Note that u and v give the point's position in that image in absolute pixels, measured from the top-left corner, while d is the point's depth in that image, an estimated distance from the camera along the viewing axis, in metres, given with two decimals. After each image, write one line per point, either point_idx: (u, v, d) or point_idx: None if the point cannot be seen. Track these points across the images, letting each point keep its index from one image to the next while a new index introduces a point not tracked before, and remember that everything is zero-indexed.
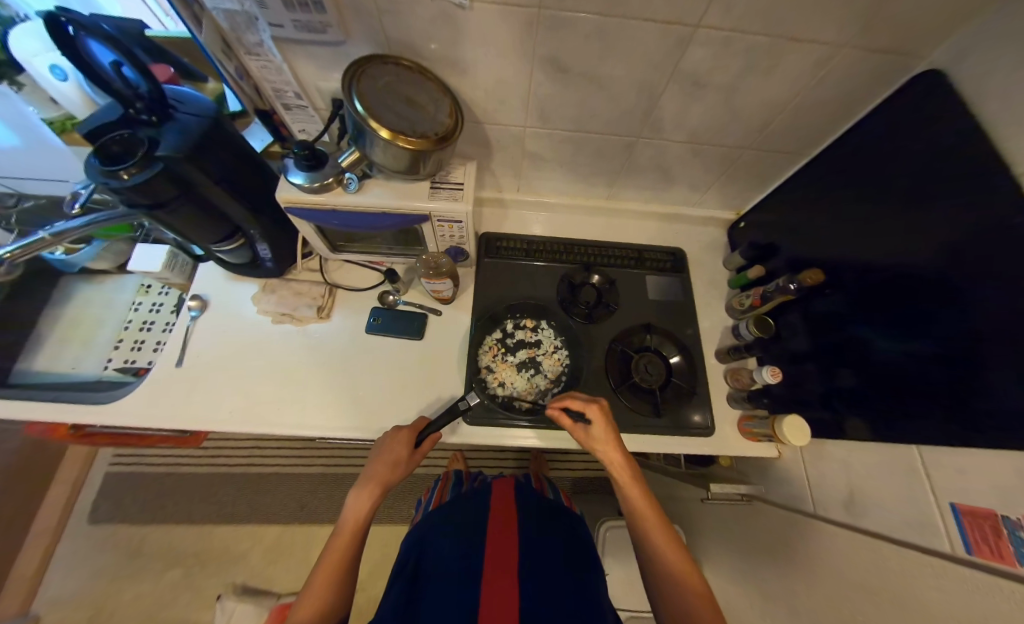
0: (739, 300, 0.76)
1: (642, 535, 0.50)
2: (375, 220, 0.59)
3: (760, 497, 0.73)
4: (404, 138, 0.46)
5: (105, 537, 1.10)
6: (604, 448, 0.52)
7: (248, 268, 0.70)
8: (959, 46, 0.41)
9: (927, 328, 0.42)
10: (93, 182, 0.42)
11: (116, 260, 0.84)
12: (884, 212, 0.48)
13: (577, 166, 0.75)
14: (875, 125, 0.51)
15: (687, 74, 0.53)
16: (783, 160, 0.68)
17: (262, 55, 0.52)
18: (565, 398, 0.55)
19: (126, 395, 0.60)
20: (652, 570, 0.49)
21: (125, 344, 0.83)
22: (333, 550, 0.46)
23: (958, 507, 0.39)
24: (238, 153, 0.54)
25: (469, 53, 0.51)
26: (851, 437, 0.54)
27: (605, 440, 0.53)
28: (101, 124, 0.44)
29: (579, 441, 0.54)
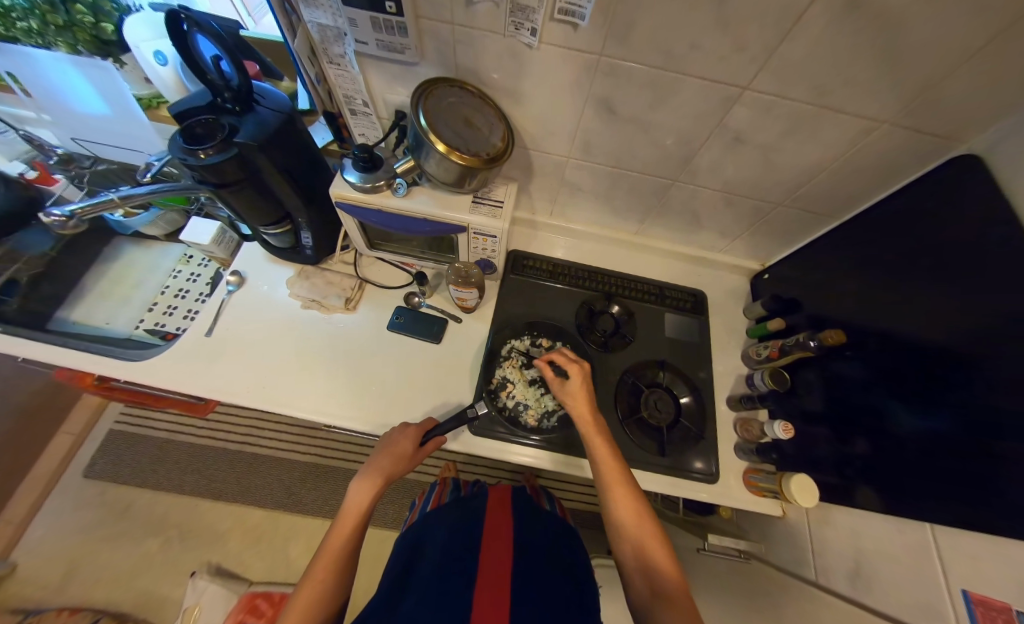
0: (756, 349, 0.76)
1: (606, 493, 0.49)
2: (415, 224, 0.62)
3: (760, 556, 0.70)
4: (458, 154, 0.50)
5: (94, 493, 1.11)
6: (578, 403, 0.55)
7: (288, 252, 0.73)
8: (996, 136, 0.43)
9: (949, 404, 0.42)
10: (173, 156, 0.46)
11: (166, 228, 0.90)
12: (912, 283, 0.49)
13: (611, 200, 0.78)
14: (908, 199, 0.53)
15: (729, 130, 0.56)
16: (814, 220, 0.70)
17: (342, 66, 0.57)
18: (552, 352, 0.59)
19: (155, 356, 0.63)
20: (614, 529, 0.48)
21: (158, 308, 0.88)
22: (334, 541, 0.46)
23: (970, 596, 0.37)
24: (303, 148, 0.58)
25: (528, 86, 0.56)
26: (862, 506, 0.52)
27: (579, 395, 0.56)
28: (192, 107, 0.49)
29: (556, 396, 0.57)
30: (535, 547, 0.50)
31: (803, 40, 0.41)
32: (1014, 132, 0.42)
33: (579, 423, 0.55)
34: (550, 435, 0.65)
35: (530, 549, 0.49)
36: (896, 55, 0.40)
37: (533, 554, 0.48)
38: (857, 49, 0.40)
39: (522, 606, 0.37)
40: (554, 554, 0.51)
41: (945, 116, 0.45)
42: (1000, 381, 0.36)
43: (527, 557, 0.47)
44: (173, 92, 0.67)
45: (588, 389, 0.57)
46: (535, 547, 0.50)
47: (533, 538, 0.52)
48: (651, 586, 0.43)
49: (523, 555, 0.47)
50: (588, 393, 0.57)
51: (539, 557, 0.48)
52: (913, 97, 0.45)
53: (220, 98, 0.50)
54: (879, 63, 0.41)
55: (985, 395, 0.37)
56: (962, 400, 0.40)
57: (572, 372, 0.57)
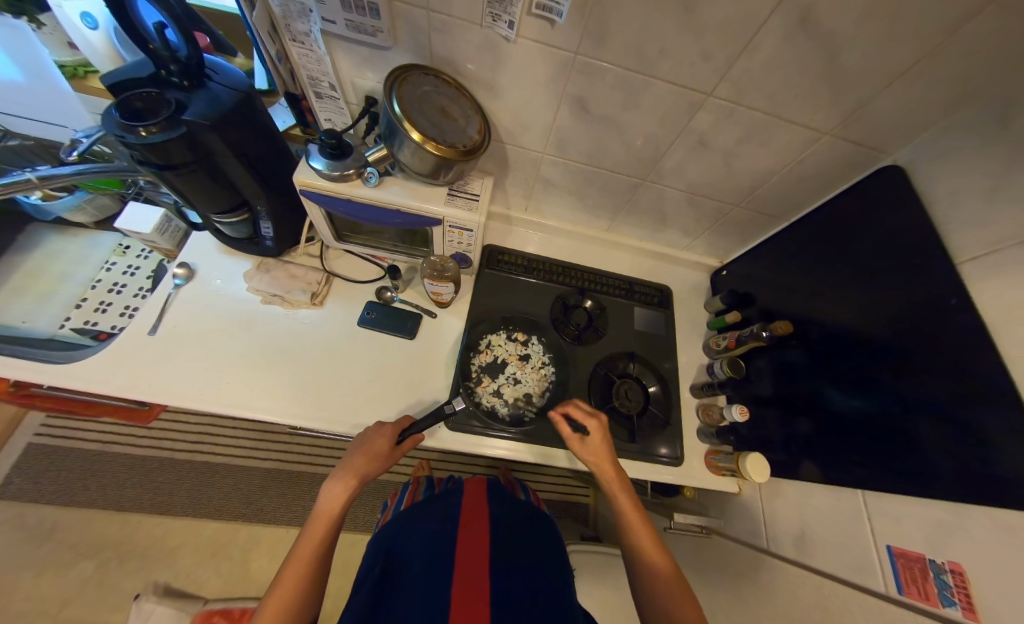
0: (716, 340, 0.81)
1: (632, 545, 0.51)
2: (387, 216, 0.60)
3: (718, 531, 0.76)
4: (433, 144, 0.49)
5: (11, 517, 0.97)
6: (597, 458, 0.56)
7: (245, 243, 0.68)
8: (915, 151, 0.50)
9: (876, 384, 0.48)
10: (106, 132, 0.41)
11: (95, 214, 0.81)
12: (849, 278, 0.55)
13: (583, 197, 0.80)
14: (844, 202, 0.60)
15: (695, 134, 0.59)
16: (766, 221, 0.76)
17: (306, 45, 0.54)
18: (566, 407, 0.59)
19: (86, 358, 0.56)
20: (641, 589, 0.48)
21: (88, 304, 0.78)
22: (305, 547, 0.44)
23: (893, 550, 0.43)
24: (262, 131, 0.54)
25: (505, 80, 0.56)
26: (805, 478, 0.58)
27: (599, 451, 0.56)
28: (131, 77, 0.44)
29: (577, 453, 0.57)
30: (512, 537, 0.50)
31: (762, 53, 0.44)
32: (929, 148, 0.48)
33: (600, 476, 0.56)
34: (527, 428, 0.66)
35: (508, 541, 0.49)
36: (837, 73, 0.45)
37: (512, 545, 0.49)
38: (805, 66, 0.45)
39: (502, 603, 0.37)
40: (530, 543, 0.51)
41: (876, 129, 0.51)
42: (924, 364, 0.42)
43: (504, 549, 0.47)
44: (106, 61, 0.61)
45: (607, 442, 0.57)
46: (512, 538, 0.50)
47: (508, 529, 0.52)
48: None
49: (501, 546, 0.47)
50: (608, 449, 0.57)
51: (516, 548, 0.48)
52: (849, 112, 0.50)
53: (164, 69, 0.45)
54: (823, 79, 0.46)
55: (913, 377, 0.43)
56: (888, 380, 0.46)
57: (591, 428, 0.57)
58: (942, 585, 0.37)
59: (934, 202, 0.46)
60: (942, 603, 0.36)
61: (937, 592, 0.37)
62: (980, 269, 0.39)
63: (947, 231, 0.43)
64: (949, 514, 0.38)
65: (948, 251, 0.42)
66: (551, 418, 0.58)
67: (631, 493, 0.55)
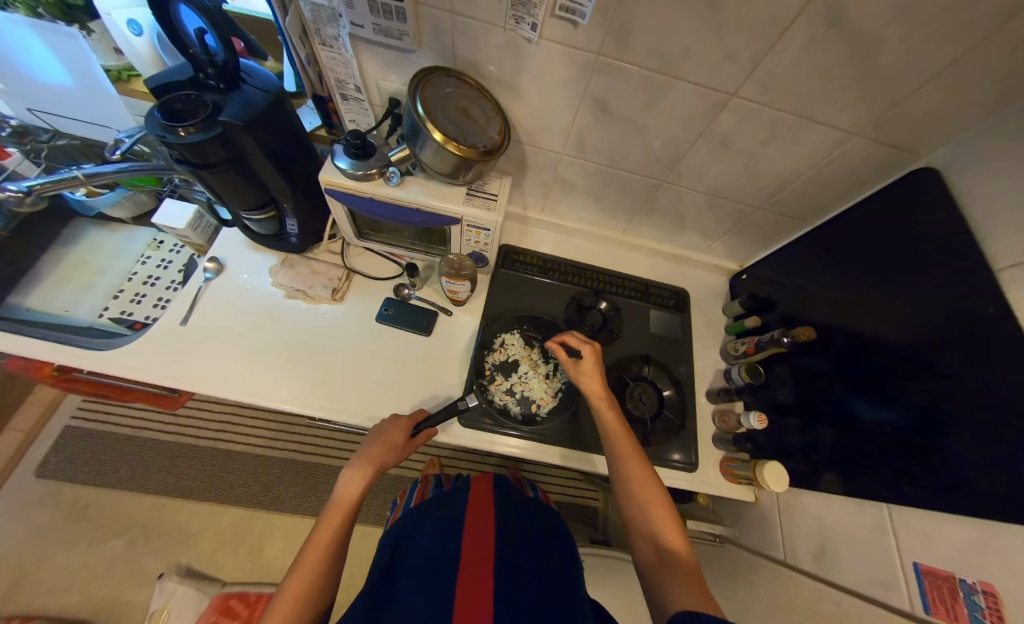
0: (734, 345, 0.79)
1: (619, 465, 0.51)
2: (407, 214, 0.61)
3: (733, 540, 0.74)
4: (455, 144, 0.50)
5: (49, 494, 1.03)
6: (590, 382, 0.57)
7: (272, 240, 0.71)
8: (951, 153, 0.48)
9: (905, 395, 0.46)
10: (150, 133, 0.44)
11: (134, 210, 0.85)
12: (879, 284, 0.53)
13: (601, 198, 0.80)
14: (874, 206, 0.57)
15: (717, 135, 0.58)
16: (790, 224, 0.74)
17: (335, 49, 0.56)
18: (564, 334, 0.61)
19: (123, 345, 0.59)
20: (626, 506, 0.49)
21: (125, 295, 0.83)
22: (322, 534, 0.45)
23: (920, 567, 0.42)
24: (290, 130, 0.56)
25: (525, 81, 0.56)
26: (826, 490, 0.56)
27: (592, 374, 0.58)
28: (173, 81, 0.47)
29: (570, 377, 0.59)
30: (520, 535, 0.51)
31: (787, 53, 0.43)
32: (966, 150, 0.46)
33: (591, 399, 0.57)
34: (539, 427, 0.66)
35: (516, 540, 0.49)
36: (869, 71, 0.44)
37: (520, 544, 0.49)
38: (835, 65, 0.44)
39: (509, 601, 0.38)
40: (538, 541, 0.51)
41: (908, 131, 0.50)
42: (959, 376, 0.40)
43: (512, 548, 0.47)
44: (149, 65, 0.64)
45: (601, 369, 0.59)
46: (521, 537, 0.51)
47: (517, 528, 0.53)
48: (657, 556, 0.43)
49: (510, 545, 0.48)
50: (601, 374, 0.58)
51: (524, 545, 0.49)
52: (880, 112, 0.49)
53: (202, 72, 0.47)
54: (853, 79, 0.45)
55: (945, 388, 0.41)
56: (920, 391, 0.44)
57: (584, 352, 0.59)
58: (973, 606, 0.35)
59: (971, 206, 0.44)
60: None
61: (967, 613, 0.35)
62: (1019, 276, 0.37)
63: (986, 237, 0.41)
64: (982, 532, 0.37)
65: (987, 258, 0.40)
66: (548, 346, 0.60)
67: (621, 415, 0.56)
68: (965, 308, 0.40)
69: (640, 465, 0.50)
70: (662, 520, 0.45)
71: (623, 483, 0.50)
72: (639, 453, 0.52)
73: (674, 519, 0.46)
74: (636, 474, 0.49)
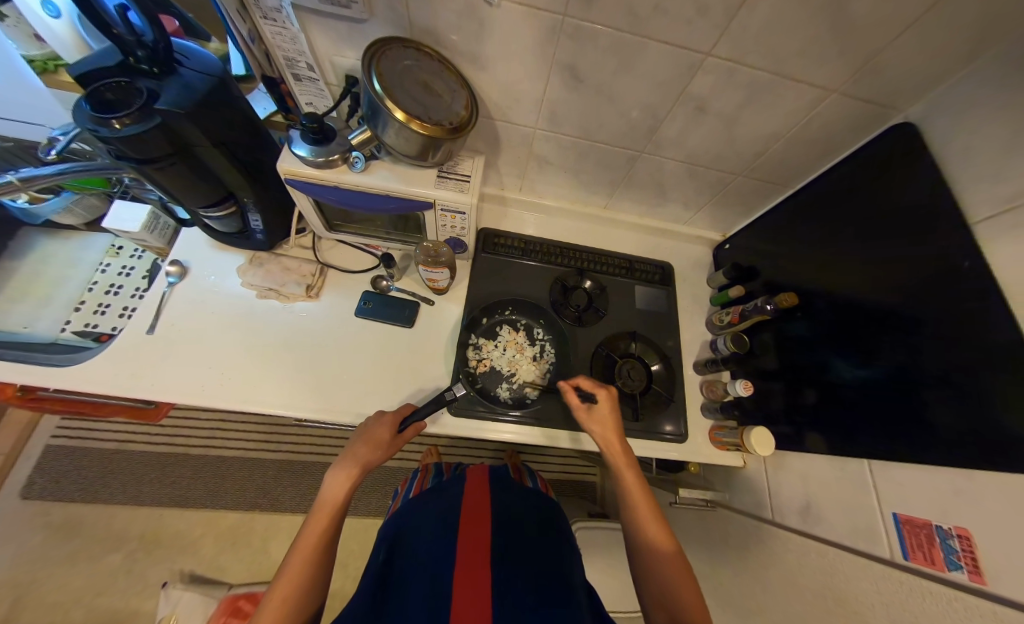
0: (719, 316, 0.79)
1: (635, 520, 0.51)
2: (376, 201, 0.58)
3: (723, 504, 0.75)
4: (419, 122, 0.47)
5: (38, 515, 1.01)
6: (604, 429, 0.57)
7: (236, 238, 0.67)
8: (932, 106, 0.47)
9: (886, 354, 0.46)
10: (80, 128, 0.40)
11: (84, 214, 0.80)
12: (859, 245, 0.53)
13: (579, 173, 0.77)
14: (853, 166, 0.57)
15: (694, 99, 0.56)
16: (771, 189, 0.73)
17: (278, 22, 0.51)
18: (578, 377, 0.60)
19: (88, 359, 0.56)
20: (639, 562, 0.50)
21: (86, 306, 0.78)
22: (309, 536, 0.44)
23: (899, 516, 0.43)
24: (240, 117, 0.52)
25: (490, 49, 0.52)
26: (810, 450, 0.58)
27: (609, 424, 0.57)
28: (96, 67, 0.42)
29: (584, 423, 0.58)
30: (516, 520, 0.51)
31: (763, 6, 0.41)
32: (947, 103, 0.45)
33: (607, 451, 0.56)
34: (529, 410, 0.66)
35: (510, 524, 0.50)
36: (846, 24, 0.42)
37: (514, 527, 0.49)
38: (813, 18, 0.41)
39: (504, 584, 0.39)
40: (531, 525, 0.52)
41: (886, 85, 0.48)
42: (941, 332, 0.40)
43: (507, 532, 0.48)
44: (73, 51, 0.58)
45: (615, 416, 0.58)
46: (515, 520, 0.51)
47: (513, 510, 0.53)
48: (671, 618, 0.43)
49: (505, 531, 0.48)
50: (615, 421, 0.57)
51: (521, 532, 0.49)
52: (858, 67, 0.47)
53: (131, 56, 0.42)
54: (830, 32, 0.43)
55: (926, 345, 0.41)
56: (901, 351, 0.44)
57: (600, 397, 0.58)
58: (948, 550, 0.37)
59: (952, 162, 0.43)
60: (948, 567, 0.37)
61: (943, 556, 0.37)
62: (995, 229, 0.38)
63: (963, 191, 0.41)
64: (957, 482, 0.38)
65: (962, 213, 0.41)
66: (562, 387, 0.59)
67: (637, 468, 0.56)
68: (947, 265, 0.40)
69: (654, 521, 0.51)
70: (675, 578, 0.46)
71: (635, 538, 0.51)
72: (654, 507, 0.52)
73: (691, 581, 0.46)
74: (648, 529, 0.50)
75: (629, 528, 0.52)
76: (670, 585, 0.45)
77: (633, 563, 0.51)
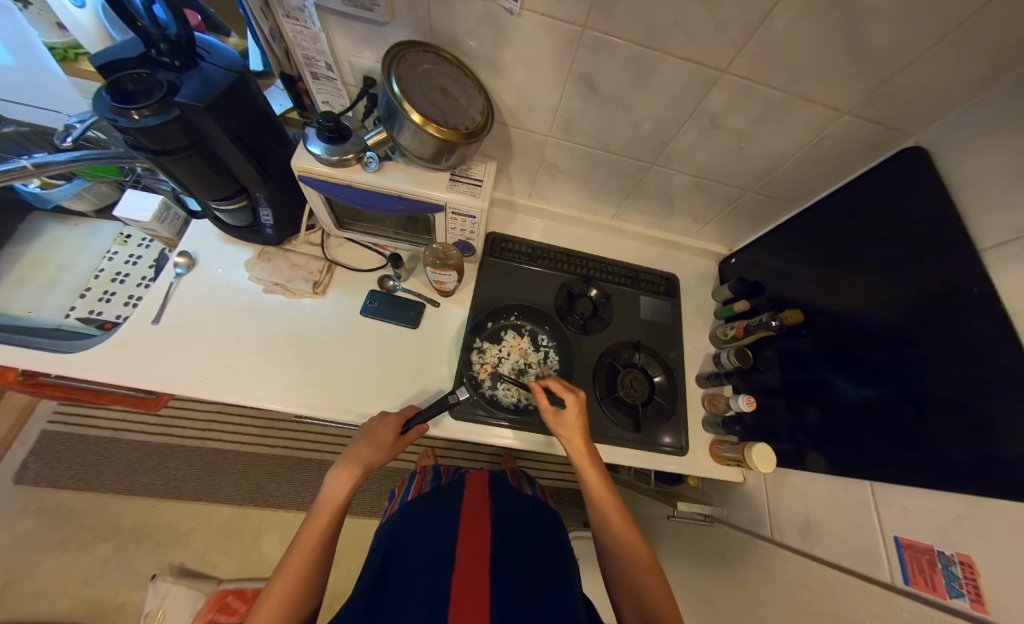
0: (723, 330, 0.79)
1: (605, 524, 0.52)
2: (388, 201, 0.58)
3: (722, 519, 0.75)
4: (434, 126, 0.47)
5: (31, 501, 1.00)
6: (570, 434, 0.55)
7: (246, 232, 0.68)
8: (944, 131, 0.47)
9: (892, 376, 0.46)
10: (99, 118, 0.40)
11: (95, 202, 0.80)
12: (868, 266, 0.53)
13: (589, 183, 0.78)
14: (863, 186, 0.57)
15: (708, 114, 0.56)
16: (779, 207, 0.74)
17: (300, 21, 0.51)
18: (546, 379, 0.58)
19: (91, 348, 0.55)
20: (612, 564, 0.50)
21: (92, 294, 0.78)
22: (307, 536, 0.44)
23: (901, 541, 0.43)
24: (257, 113, 0.52)
25: (508, 57, 0.53)
26: (812, 470, 0.57)
27: (574, 426, 0.56)
28: (120, 58, 0.42)
29: (551, 428, 0.56)
30: (514, 527, 0.51)
31: (782, 25, 0.41)
32: (958, 130, 0.46)
33: (574, 455, 0.56)
34: (531, 416, 0.66)
35: (509, 533, 0.49)
36: (862, 47, 0.42)
37: (513, 537, 0.48)
38: (830, 39, 0.42)
39: (502, 593, 0.38)
40: (529, 533, 0.51)
41: (899, 109, 0.49)
42: (950, 357, 0.40)
43: (508, 542, 0.47)
44: (94, 41, 0.59)
45: (582, 417, 0.57)
46: (514, 527, 0.51)
47: (512, 519, 0.53)
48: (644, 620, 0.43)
49: (504, 540, 0.47)
50: (581, 422, 0.56)
51: (519, 540, 0.48)
52: (871, 89, 0.47)
53: (153, 48, 0.43)
54: (846, 53, 0.43)
55: (934, 369, 0.42)
56: (908, 373, 0.44)
57: (567, 403, 0.56)
58: (950, 577, 0.37)
59: (964, 188, 0.44)
60: (950, 594, 0.36)
61: (945, 583, 0.37)
62: (1004, 256, 0.38)
63: (974, 217, 0.42)
64: (962, 507, 0.38)
65: (971, 238, 0.41)
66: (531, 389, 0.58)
67: (605, 471, 0.56)
68: (959, 291, 0.40)
69: (626, 523, 0.51)
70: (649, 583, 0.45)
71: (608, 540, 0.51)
72: (622, 508, 0.53)
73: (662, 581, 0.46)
74: (621, 530, 0.51)
75: (602, 530, 0.53)
76: (642, 588, 0.45)
77: (605, 565, 0.51)
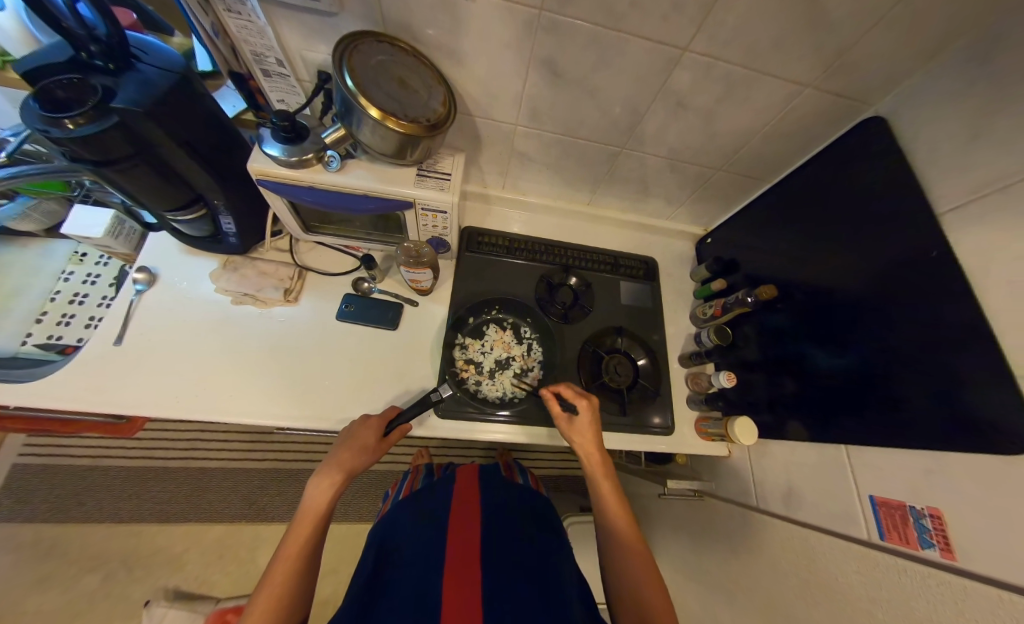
0: (702, 309, 0.81)
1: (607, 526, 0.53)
2: (355, 201, 0.56)
3: (710, 493, 0.77)
4: (394, 120, 0.45)
5: (8, 538, 0.96)
6: (582, 439, 0.57)
7: (208, 242, 0.65)
8: (900, 102, 0.48)
9: (861, 343, 0.48)
10: (30, 129, 0.37)
11: (43, 221, 0.76)
12: (835, 237, 0.54)
13: (562, 170, 0.77)
14: (827, 160, 0.58)
15: (673, 94, 0.56)
16: (748, 184, 0.75)
17: (244, 15, 0.49)
18: (558, 386, 0.60)
19: (50, 374, 0.53)
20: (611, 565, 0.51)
21: (48, 318, 0.75)
22: (291, 546, 0.43)
23: (875, 499, 0.45)
24: (205, 117, 0.50)
25: (467, 45, 0.52)
26: (791, 438, 0.59)
27: (587, 432, 0.57)
28: (45, 63, 0.39)
29: (563, 431, 0.57)
30: (504, 519, 0.51)
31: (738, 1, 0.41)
32: (914, 99, 0.47)
33: (583, 460, 0.57)
34: (519, 408, 0.66)
35: (499, 524, 0.49)
36: (818, 20, 0.42)
37: (503, 528, 0.49)
38: (786, 15, 0.42)
39: (492, 588, 0.38)
40: (520, 523, 0.51)
41: (857, 81, 0.49)
42: (913, 321, 0.41)
43: (498, 533, 0.47)
44: (19, 45, 0.55)
45: (595, 425, 0.58)
46: (504, 518, 0.51)
47: (501, 509, 0.53)
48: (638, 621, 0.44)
49: (494, 532, 0.47)
50: (594, 429, 0.58)
51: (509, 530, 0.49)
52: (830, 62, 0.48)
53: (83, 52, 0.40)
54: (803, 27, 0.43)
55: (899, 333, 0.43)
56: (876, 339, 0.46)
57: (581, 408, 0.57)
58: (921, 529, 0.39)
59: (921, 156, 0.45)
60: (921, 545, 0.38)
61: (916, 535, 0.39)
62: (959, 219, 0.39)
63: (930, 183, 0.43)
64: (930, 463, 0.39)
65: (927, 205, 0.42)
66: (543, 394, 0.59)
67: (614, 477, 0.57)
68: (920, 256, 0.41)
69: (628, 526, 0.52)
70: (646, 585, 0.46)
71: (609, 541, 0.52)
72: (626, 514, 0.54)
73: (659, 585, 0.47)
74: (623, 534, 0.52)
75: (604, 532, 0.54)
76: (637, 588, 0.46)
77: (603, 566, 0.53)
